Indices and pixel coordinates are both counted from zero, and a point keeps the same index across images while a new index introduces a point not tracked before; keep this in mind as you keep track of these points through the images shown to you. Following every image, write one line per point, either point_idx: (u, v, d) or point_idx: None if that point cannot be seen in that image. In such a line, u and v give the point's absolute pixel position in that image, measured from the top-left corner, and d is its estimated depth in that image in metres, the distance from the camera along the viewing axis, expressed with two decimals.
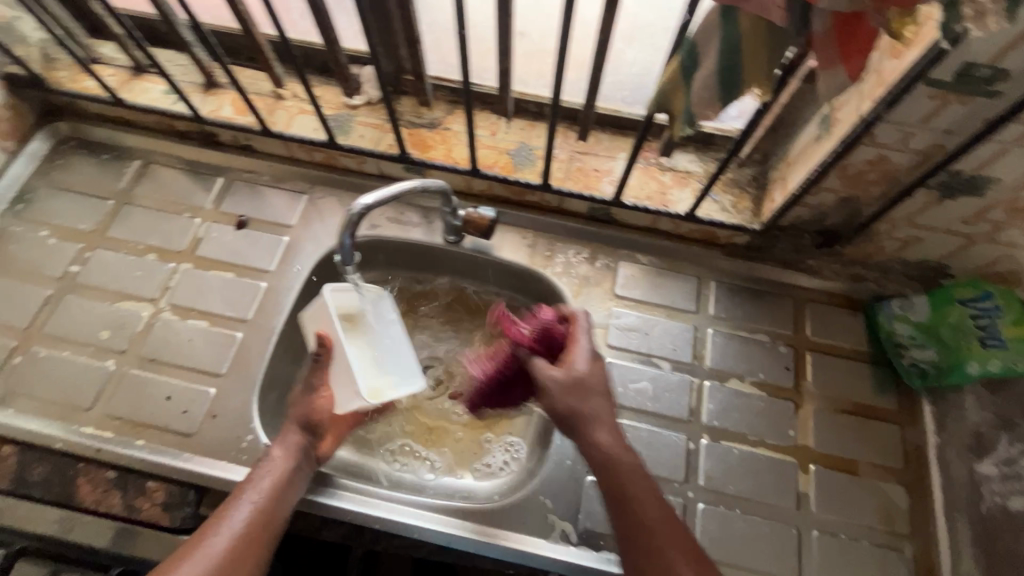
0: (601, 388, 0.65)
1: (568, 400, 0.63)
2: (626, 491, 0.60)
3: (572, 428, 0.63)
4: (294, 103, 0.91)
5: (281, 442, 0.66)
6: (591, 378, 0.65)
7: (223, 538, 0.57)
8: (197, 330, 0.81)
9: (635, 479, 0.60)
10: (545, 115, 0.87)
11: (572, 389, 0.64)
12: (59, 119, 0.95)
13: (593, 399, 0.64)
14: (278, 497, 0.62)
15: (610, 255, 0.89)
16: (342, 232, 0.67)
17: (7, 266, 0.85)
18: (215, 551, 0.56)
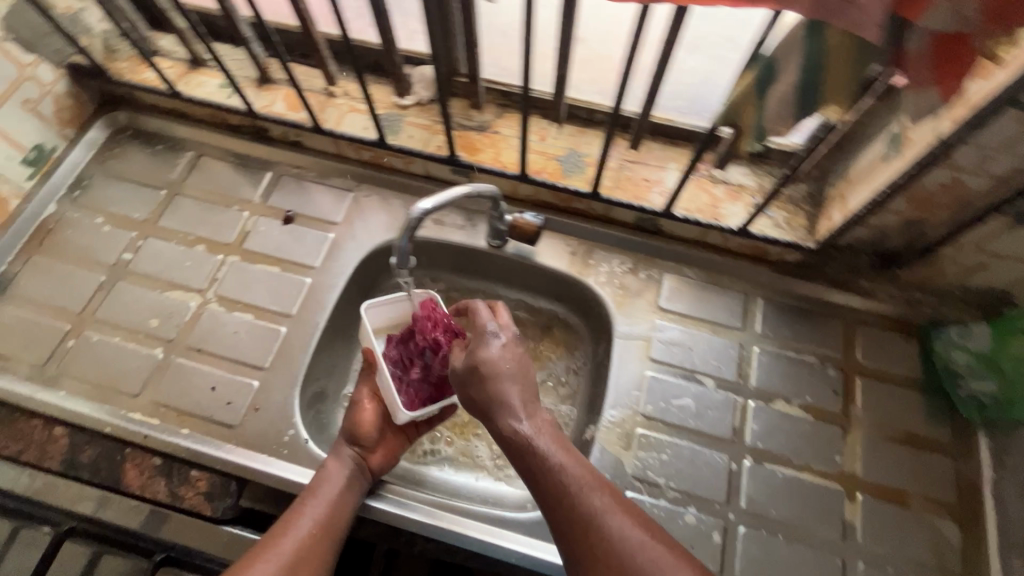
0: (502, 374, 0.60)
1: (472, 390, 0.61)
2: (550, 475, 0.55)
3: (489, 418, 0.59)
4: (346, 101, 0.91)
5: (334, 454, 0.69)
6: (494, 364, 0.61)
7: (287, 542, 0.61)
8: (243, 323, 0.82)
9: (555, 462, 0.55)
10: (596, 122, 0.86)
11: (478, 376, 0.60)
12: (117, 109, 0.97)
13: (503, 382, 0.60)
14: (335, 505, 0.65)
15: (655, 267, 0.87)
16: (400, 236, 0.67)
17: (64, 251, 0.87)
18: (283, 553, 0.60)
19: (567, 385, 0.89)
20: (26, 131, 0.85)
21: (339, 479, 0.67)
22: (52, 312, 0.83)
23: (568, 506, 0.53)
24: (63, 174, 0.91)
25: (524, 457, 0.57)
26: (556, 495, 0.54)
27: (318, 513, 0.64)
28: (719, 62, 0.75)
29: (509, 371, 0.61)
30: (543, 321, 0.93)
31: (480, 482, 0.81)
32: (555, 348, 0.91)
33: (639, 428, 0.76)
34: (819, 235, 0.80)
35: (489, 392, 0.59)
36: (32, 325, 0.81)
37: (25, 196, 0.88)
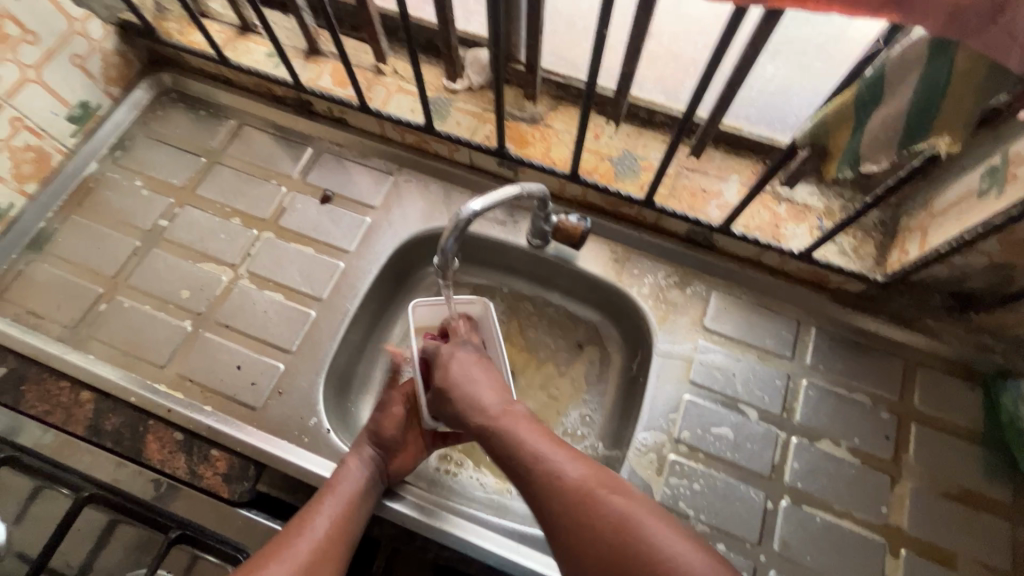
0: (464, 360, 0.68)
1: (443, 398, 0.65)
2: (516, 451, 0.58)
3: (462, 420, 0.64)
4: (394, 81, 0.88)
5: (354, 454, 0.67)
6: (465, 377, 0.65)
7: (302, 545, 0.59)
8: (273, 303, 0.81)
9: (523, 444, 0.58)
10: (655, 124, 0.81)
11: (444, 393, 0.65)
12: (163, 70, 0.95)
13: (471, 372, 0.66)
14: (353, 509, 0.63)
15: (703, 283, 0.82)
16: (447, 236, 0.62)
17: (102, 212, 0.86)
18: (299, 553, 0.58)
19: (597, 398, 0.85)
20: (73, 87, 0.84)
21: (359, 480, 0.65)
22: (86, 274, 0.82)
23: (534, 483, 0.56)
24: (105, 133, 0.90)
25: (493, 442, 0.60)
26: (525, 473, 0.57)
27: (334, 516, 0.62)
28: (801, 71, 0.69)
29: (472, 375, 0.66)
30: (582, 334, 0.89)
31: (499, 492, 0.79)
32: (585, 359, 0.88)
33: (671, 453, 0.73)
34: (889, 268, 0.74)
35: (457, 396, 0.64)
36: (66, 285, 0.81)
37: (67, 152, 0.87)
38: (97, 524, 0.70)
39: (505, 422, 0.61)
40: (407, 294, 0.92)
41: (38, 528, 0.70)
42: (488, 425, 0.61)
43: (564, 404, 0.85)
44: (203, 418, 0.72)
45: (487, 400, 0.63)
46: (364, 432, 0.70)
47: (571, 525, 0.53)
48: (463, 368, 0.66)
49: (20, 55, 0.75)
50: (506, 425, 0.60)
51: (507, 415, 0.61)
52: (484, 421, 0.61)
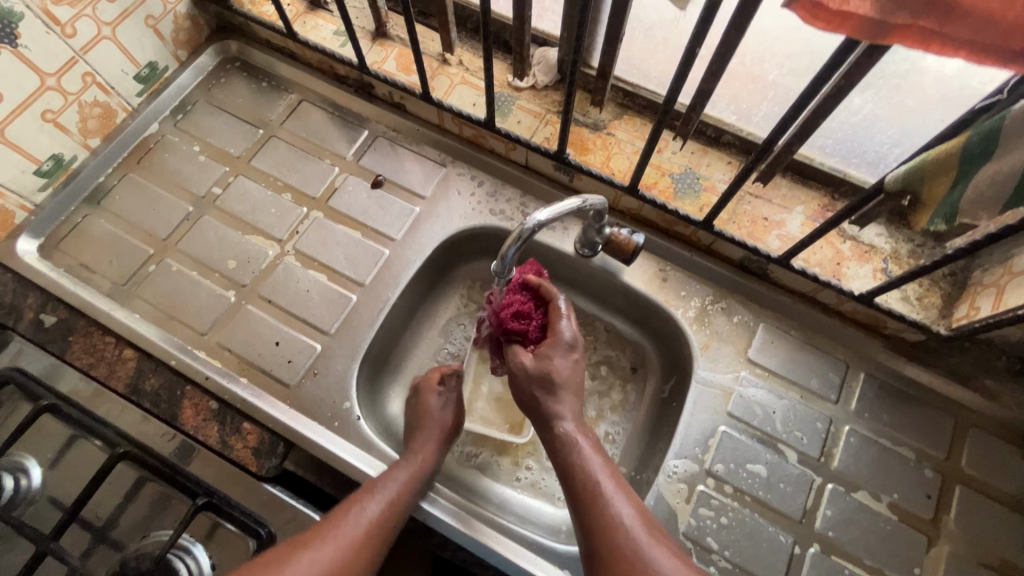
0: (566, 383, 0.64)
1: (529, 389, 0.64)
2: (575, 472, 0.58)
3: (541, 421, 0.64)
4: (458, 72, 0.86)
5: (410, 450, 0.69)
6: (565, 374, 0.64)
7: (351, 528, 0.59)
8: (316, 283, 0.81)
9: (590, 475, 0.58)
10: (722, 144, 0.78)
11: (542, 381, 0.63)
12: (230, 38, 0.96)
13: (561, 389, 0.63)
14: (401, 504, 0.63)
15: (751, 313, 0.80)
16: (509, 245, 0.60)
17: (158, 173, 0.87)
18: (343, 538, 0.58)
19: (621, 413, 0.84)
20: (144, 47, 0.85)
21: (413, 472, 0.66)
22: (138, 233, 0.84)
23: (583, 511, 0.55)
24: (169, 95, 0.91)
25: (559, 461, 0.60)
26: (580, 505, 0.56)
27: (390, 500, 0.63)
28: (892, 107, 0.66)
29: (572, 367, 0.65)
30: (635, 357, 0.87)
31: (514, 492, 0.81)
32: (620, 368, 0.87)
33: (702, 484, 0.71)
34: (955, 322, 0.71)
35: (548, 381, 0.63)
36: (120, 242, 0.83)
37: (131, 111, 0.88)
38: (128, 479, 0.72)
39: (578, 445, 0.60)
40: (448, 286, 0.91)
41: (73, 477, 0.72)
42: (559, 441, 0.61)
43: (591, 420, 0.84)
44: (238, 389, 0.74)
45: (573, 412, 0.63)
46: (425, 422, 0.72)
47: (613, 565, 0.51)
48: (560, 363, 0.64)
49: (99, 12, 0.76)
50: (578, 453, 0.59)
51: (582, 440, 0.61)
52: (559, 433, 0.61)
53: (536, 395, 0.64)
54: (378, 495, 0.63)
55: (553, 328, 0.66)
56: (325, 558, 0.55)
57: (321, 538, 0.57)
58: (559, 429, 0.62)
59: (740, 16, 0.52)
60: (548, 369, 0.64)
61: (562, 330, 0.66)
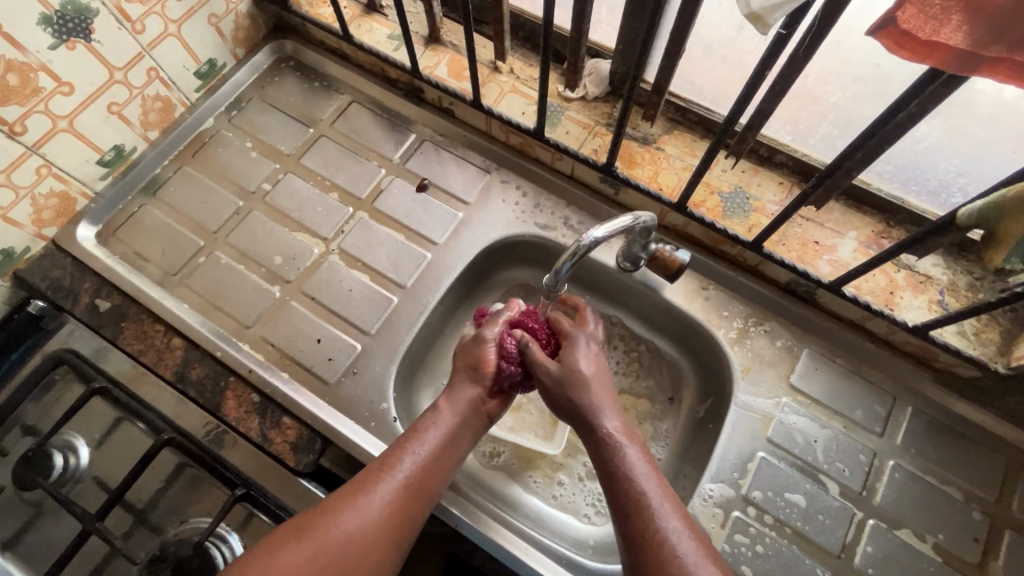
0: (598, 378, 0.64)
1: (561, 396, 0.63)
2: (615, 471, 0.57)
3: (576, 420, 0.63)
4: (509, 80, 0.87)
5: (449, 395, 0.65)
6: (593, 371, 0.64)
7: (388, 488, 0.57)
8: (359, 283, 0.82)
9: (633, 479, 0.56)
10: (775, 165, 0.77)
11: (575, 381, 0.63)
12: (286, 37, 0.98)
13: (595, 390, 0.62)
14: (440, 459, 0.61)
15: (794, 337, 0.78)
16: (564, 260, 0.62)
17: (212, 167, 0.90)
18: (379, 500, 0.56)
19: (653, 444, 0.83)
20: (205, 44, 0.87)
21: (451, 424, 0.63)
22: (190, 225, 0.86)
23: (624, 513, 0.54)
24: (225, 92, 0.93)
25: (600, 460, 0.59)
26: (620, 506, 0.55)
27: (436, 447, 0.61)
28: (959, 134, 0.62)
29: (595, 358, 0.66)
30: (672, 388, 0.85)
31: (544, 504, 0.80)
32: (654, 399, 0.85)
33: (738, 510, 0.70)
34: (1014, 360, 0.68)
35: (580, 380, 0.63)
36: (172, 233, 0.85)
37: (189, 106, 0.91)
38: (168, 465, 0.74)
39: (623, 450, 0.58)
40: (485, 294, 0.91)
41: (118, 459, 0.74)
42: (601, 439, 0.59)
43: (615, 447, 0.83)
44: (280, 383, 0.75)
45: (611, 408, 0.62)
46: (461, 367, 0.68)
47: None
48: (583, 363, 0.64)
49: (167, 10, 0.78)
50: (622, 458, 0.57)
51: (628, 445, 0.59)
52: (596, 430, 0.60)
53: (568, 399, 0.62)
54: (422, 442, 0.61)
55: (567, 335, 0.68)
56: (365, 514, 0.54)
57: (366, 492, 0.56)
58: (597, 425, 0.60)
59: (812, 39, 0.51)
60: (575, 367, 0.63)
61: (576, 333, 0.67)
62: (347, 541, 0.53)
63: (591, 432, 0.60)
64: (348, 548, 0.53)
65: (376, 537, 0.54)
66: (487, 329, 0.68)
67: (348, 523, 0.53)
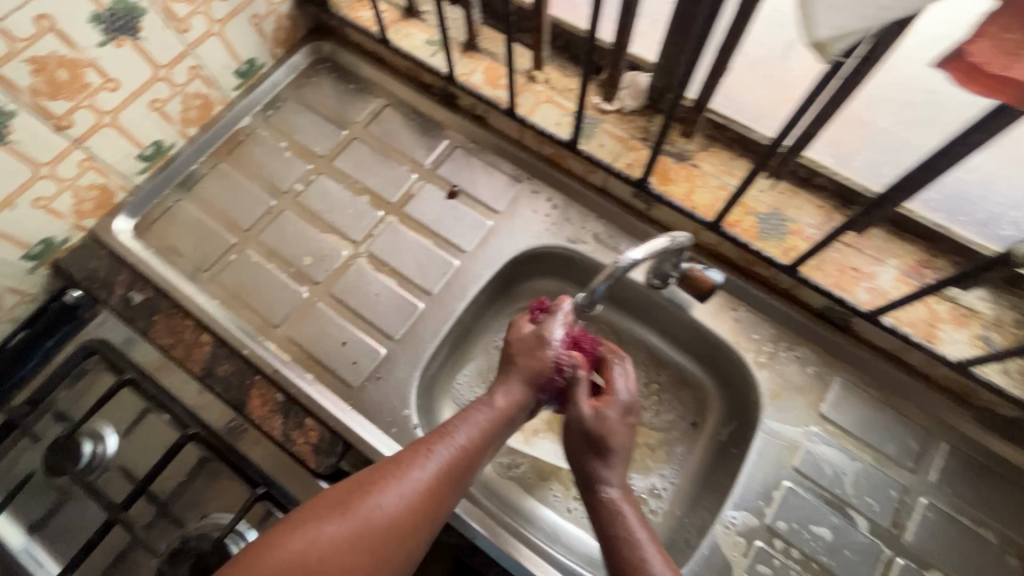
0: (618, 450, 0.62)
1: (579, 445, 0.63)
2: (616, 536, 0.56)
3: (585, 478, 0.62)
4: (545, 90, 0.86)
5: (503, 387, 0.65)
6: (618, 438, 0.62)
7: (427, 470, 0.56)
8: (386, 287, 0.82)
9: (635, 545, 0.55)
10: (814, 188, 0.75)
11: (594, 442, 0.61)
12: (324, 39, 0.99)
13: (611, 459, 0.61)
14: (479, 448, 0.60)
15: (825, 364, 0.76)
16: (600, 280, 0.66)
17: (247, 165, 0.91)
18: (417, 482, 0.55)
19: (673, 467, 0.81)
20: (246, 44, 0.88)
21: (494, 415, 0.62)
22: (222, 222, 0.87)
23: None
24: (263, 91, 0.94)
25: (602, 527, 0.58)
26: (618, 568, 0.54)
27: (477, 434, 0.60)
28: (1015, 166, 0.60)
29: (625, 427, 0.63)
30: (695, 412, 0.84)
31: (560, 520, 0.79)
32: (677, 422, 0.84)
33: (760, 540, 0.68)
34: None
35: (601, 445, 0.61)
36: (205, 229, 0.87)
37: (227, 104, 0.92)
38: (192, 459, 0.74)
39: (623, 514, 0.58)
40: (510, 304, 0.90)
41: (144, 451, 0.75)
42: (604, 502, 0.59)
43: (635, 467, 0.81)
44: (304, 384, 0.76)
45: (618, 476, 0.61)
46: (523, 366, 0.65)
47: None
48: (613, 424, 0.62)
49: (212, 10, 0.79)
50: (625, 519, 0.57)
51: (628, 510, 0.58)
52: (601, 494, 0.59)
53: (584, 454, 0.62)
54: (464, 429, 0.60)
55: (612, 387, 0.65)
56: (402, 496, 0.54)
57: (407, 471, 0.55)
58: (605, 488, 0.60)
59: (868, 65, 0.49)
60: (603, 429, 0.62)
61: (619, 392, 0.64)
62: (385, 521, 0.52)
63: (598, 496, 0.60)
64: (386, 528, 0.52)
65: (411, 522, 0.54)
66: (552, 333, 0.66)
67: (386, 503, 0.53)
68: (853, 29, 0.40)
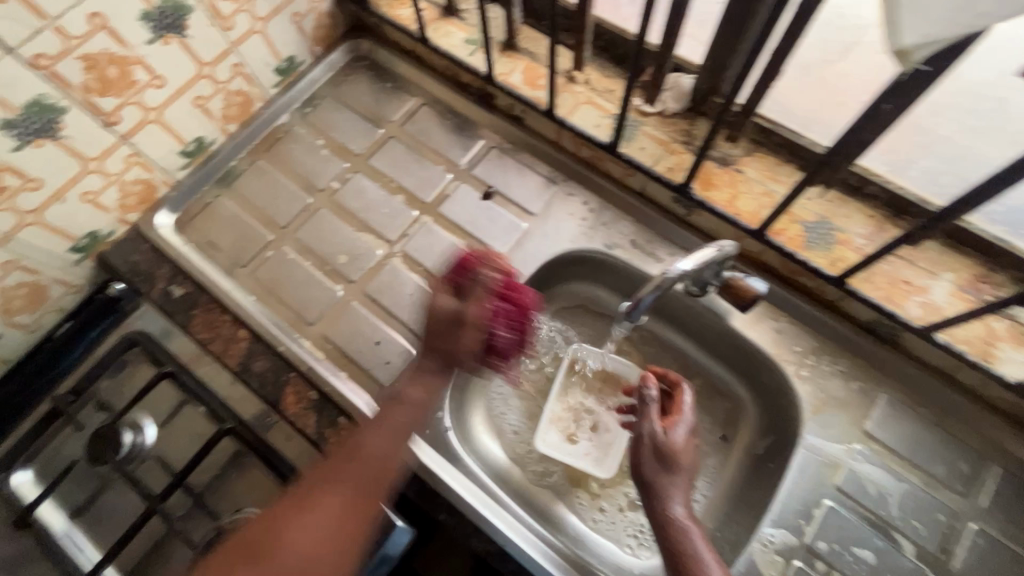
0: (686, 469, 0.65)
1: (648, 461, 0.66)
2: (682, 555, 0.59)
3: (649, 495, 0.65)
4: (584, 91, 0.84)
5: (415, 374, 0.72)
6: (685, 457, 0.66)
7: (336, 505, 0.63)
8: (420, 288, 0.82)
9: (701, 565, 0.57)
10: (865, 196, 0.73)
11: (664, 458, 0.65)
12: (362, 36, 0.99)
13: (678, 477, 0.64)
14: (391, 470, 0.65)
15: (870, 380, 0.73)
16: (648, 289, 0.68)
17: (285, 162, 0.92)
18: (324, 523, 0.62)
19: (704, 479, 0.80)
20: (287, 42, 0.89)
21: (396, 428, 0.67)
22: (260, 218, 0.88)
23: None
24: (301, 88, 0.95)
25: (667, 543, 0.60)
26: None
27: (384, 446, 0.66)
28: None
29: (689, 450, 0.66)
30: (725, 424, 0.82)
31: (589, 529, 0.78)
32: (709, 434, 0.82)
33: (798, 560, 0.66)
34: None
35: (670, 462, 0.65)
36: (243, 225, 0.88)
37: (266, 101, 0.93)
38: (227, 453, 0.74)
39: (690, 533, 0.60)
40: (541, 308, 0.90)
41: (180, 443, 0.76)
42: (670, 520, 0.61)
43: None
44: (338, 382, 0.76)
45: (683, 496, 0.64)
46: (441, 347, 0.69)
47: None
48: (682, 445, 0.66)
49: (255, 8, 0.80)
50: (690, 539, 0.60)
51: (695, 529, 0.61)
52: (667, 512, 0.62)
53: (652, 470, 0.65)
54: (371, 452, 0.65)
55: (676, 413, 0.69)
56: (314, 535, 0.62)
57: (312, 510, 0.63)
58: (671, 506, 0.62)
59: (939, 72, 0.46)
60: (675, 446, 0.66)
61: (687, 414, 0.68)
62: (296, 554, 0.61)
63: (663, 512, 0.62)
64: (302, 560, 0.61)
65: (330, 546, 0.61)
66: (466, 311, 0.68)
67: (297, 539, 0.61)
68: (941, 36, 0.38)
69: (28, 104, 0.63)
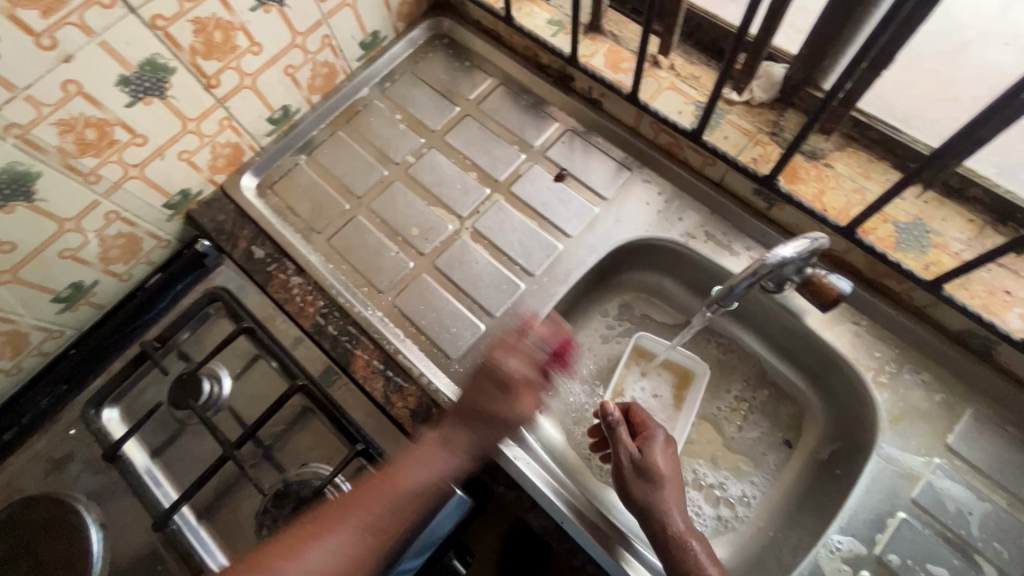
0: (671, 480, 0.67)
1: (632, 483, 0.66)
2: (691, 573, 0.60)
3: (643, 518, 0.65)
4: (668, 76, 0.83)
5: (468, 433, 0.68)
6: (667, 470, 0.67)
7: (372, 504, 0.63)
8: (489, 264, 0.83)
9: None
10: (966, 200, 0.69)
11: (644, 477, 0.66)
12: (444, 14, 1.00)
13: (666, 494, 0.65)
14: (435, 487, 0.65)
15: (956, 393, 0.70)
16: (742, 277, 0.67)
17: (363, 134, 0.94)
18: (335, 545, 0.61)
19: (762, 478, 0.78)
20: (373, 16, 0.90)
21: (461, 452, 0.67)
22: (337, 187, 0.91)
23: None
24: (383, 63, 0.97)
25: (672, 561, 0.61)
26: None
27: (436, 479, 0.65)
28: None
29: (670, 463, 0.68)
30: (789, 428, 0.81)
31: None
32: (772, 436, 0.81)
33: (867, 569, 0.64)
34: None
35: (651, 481, 0.66)
36: (321, 193, 0.90)
37: (349, 74, 0.95)
38: (293, 410, 0.76)
39: (693, 548, 0.62)
40: (605, 293, 0.90)
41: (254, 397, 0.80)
42: (670, 539, 0.62)
43: (723, 465, 0.79)
44: (406, 351, 0.78)
45: (678, 507, 0.65)
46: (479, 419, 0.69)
47: None
48: (660, 458, 0.67)
49: None
50: (695, 555, 0.61)
51: (697, 543, 0.62)
52: (663, 532, 0.63)
53: (639, 490, 0.66)
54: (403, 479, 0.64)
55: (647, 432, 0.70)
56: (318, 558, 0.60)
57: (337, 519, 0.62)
58: (669, 525, 0.63)
59: None
60: (653, 463, 0.67)
61: (655, 428, 0.71)
62: None
63: (659, 532, 0.63)
64: None
65: None
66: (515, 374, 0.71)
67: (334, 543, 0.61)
68: None
69: (143, 62, 0.66)
